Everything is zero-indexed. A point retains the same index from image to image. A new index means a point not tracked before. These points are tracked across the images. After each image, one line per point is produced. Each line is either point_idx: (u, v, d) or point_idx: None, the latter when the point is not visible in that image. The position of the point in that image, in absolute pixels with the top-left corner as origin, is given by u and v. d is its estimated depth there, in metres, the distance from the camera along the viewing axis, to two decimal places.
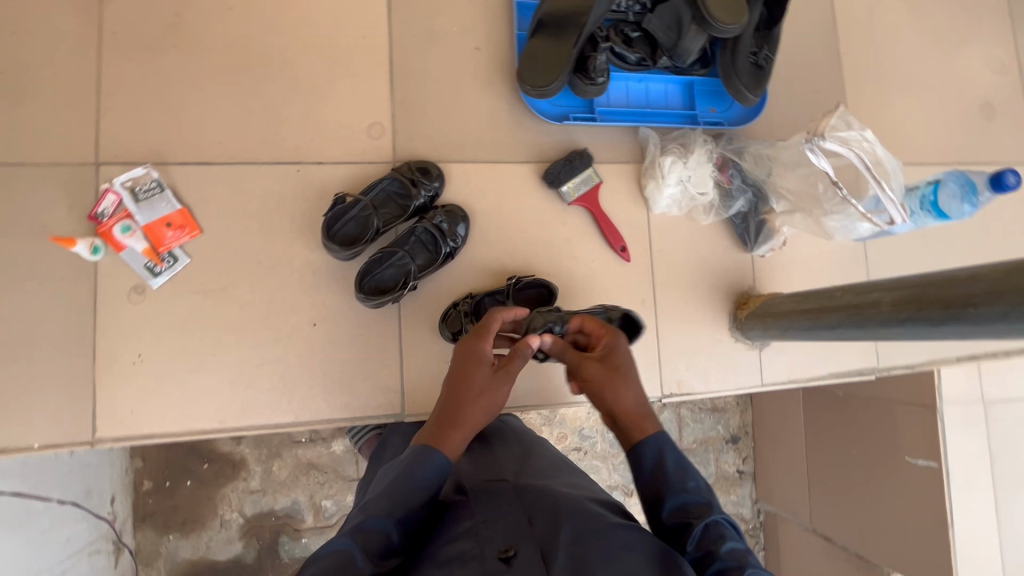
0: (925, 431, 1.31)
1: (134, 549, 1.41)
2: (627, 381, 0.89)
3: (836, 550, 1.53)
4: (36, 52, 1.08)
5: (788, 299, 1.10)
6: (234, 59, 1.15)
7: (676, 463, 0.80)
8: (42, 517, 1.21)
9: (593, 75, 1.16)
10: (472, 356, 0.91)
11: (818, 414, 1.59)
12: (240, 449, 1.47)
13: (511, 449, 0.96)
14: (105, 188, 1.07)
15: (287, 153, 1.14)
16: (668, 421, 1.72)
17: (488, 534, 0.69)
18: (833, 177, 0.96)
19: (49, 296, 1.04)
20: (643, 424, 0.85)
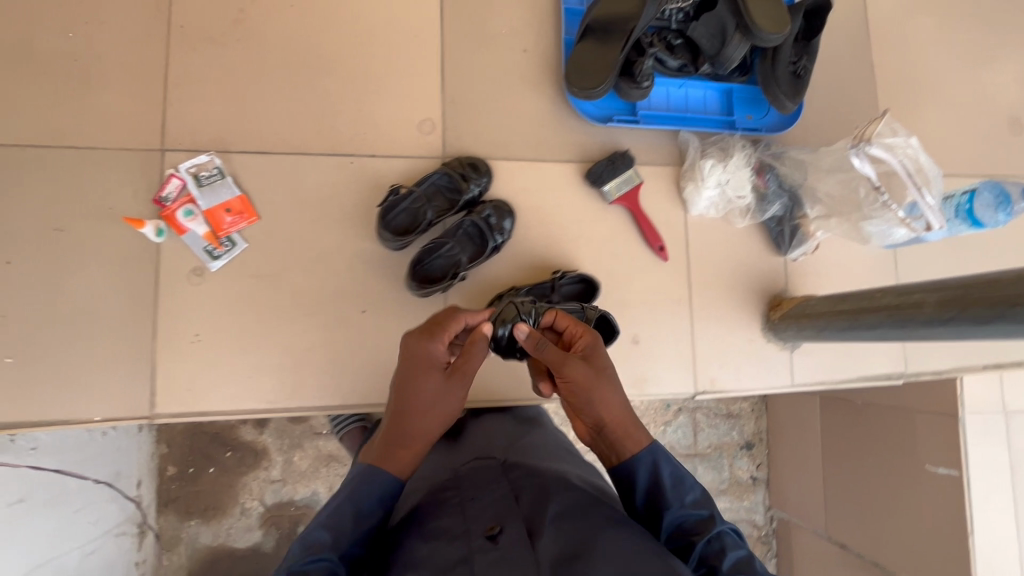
0: (946, 441, 1.32)
1: (158, 533, 1.43)
2: (610, 384, 0.85)
3: (851, 559, 1.54)
4: (108, 41, 1.13)
5: (823, 300, 1.13)
6: (294, 54, 1.20)
7: (671, 477, 0.80)
8: (79, 496, 1.28)
9: (638, 79, 1.20)
10: (425, 361, 0.85)
11: (834, 421, 1.60)
12: (262, 439, 1.49)
13: (500, 439, 1.02)
14: (169, 173, 1.11)
15: (343, 146, 1.18)
16: (683, 425, 1.74)
17: (477, 514, 0.73)
18: (875, 182, 1.05)
19: (113, 275, 1.08)
20: (630, 437, 0.83)
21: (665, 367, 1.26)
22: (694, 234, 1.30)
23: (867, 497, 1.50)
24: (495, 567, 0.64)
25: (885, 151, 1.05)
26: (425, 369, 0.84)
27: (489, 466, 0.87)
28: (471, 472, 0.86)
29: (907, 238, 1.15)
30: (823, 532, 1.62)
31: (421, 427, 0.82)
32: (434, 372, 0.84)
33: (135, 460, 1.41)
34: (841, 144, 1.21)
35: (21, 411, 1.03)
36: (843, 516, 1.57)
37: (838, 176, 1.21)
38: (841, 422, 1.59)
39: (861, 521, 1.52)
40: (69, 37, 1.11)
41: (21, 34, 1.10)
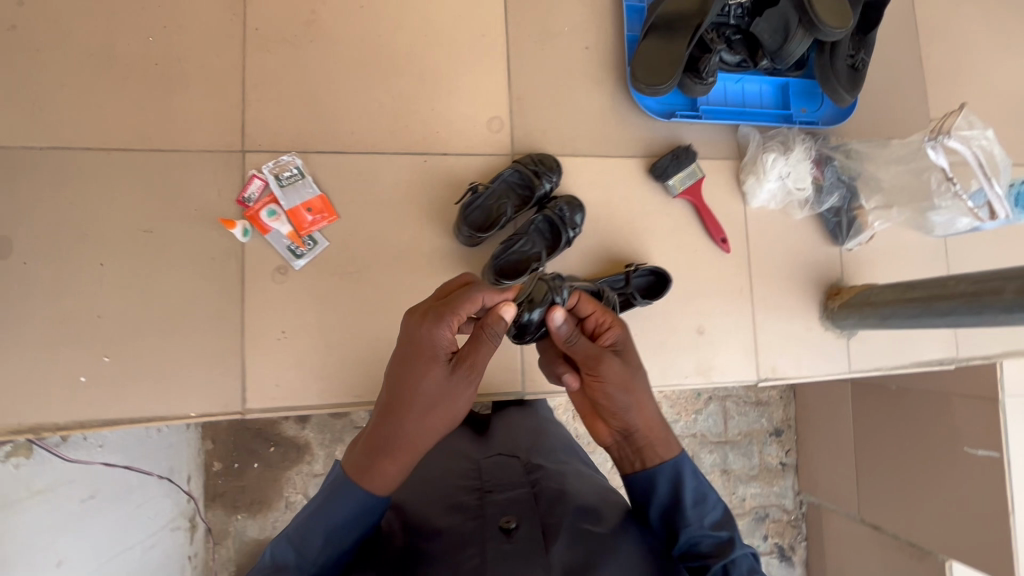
0: (984, 423, 1.36)
1: (207, 526, 1.46)
2: (641, 388, 0.85)
3: (887, 539, 1.58)
4: (187, 45, 1.15)
5: (888, 289, 1.17)
6: (365, 54, 1.22)
7: (693, 495, 0.82)
8: (137, 491, 1.32)
9: (703, 75, 1.22)
10: (429, 351, 0.78)
11: (868, 406, 1.64)
12: (305, 433, 1.52)
13: (523, 439, 1.08)
14: (252, 174, 1.14)
15: (417, 145, 1.21)
16: (714, 414, 1.76)
17: (497, 508, 0.81)
18: (948, 173, 1.13)
19: (202, 274, 1.11)
20: (657, 445, 0.84)
21: (729, 356, 1.30)
22: (754, 225, 1.33)
23: (899, 479, 1.54)
24: (506, 557, 0.71)
25: (963, 142, 1.12)
26: (429, 363, 0.78)
27: (512, 466, 0.95)
28: (493, 469, 0.93)
29: (971, 226, 1.19)
30: (855, 514, 1.66)
31: (417, 432, 0.79)
32: (436, 365, 0.79)
33: (187, 456, 1.45)
34: (917, 136, 1.22)
35: (119, 408, 1.06)
36: (877, 498, 1.61)
37: (900, 167, 1.24)
38: (876, 406, 1.62)
39: (894, 503, 1.56)
40: (150, 42, 1.14)
41: (104, 39, 1.12)
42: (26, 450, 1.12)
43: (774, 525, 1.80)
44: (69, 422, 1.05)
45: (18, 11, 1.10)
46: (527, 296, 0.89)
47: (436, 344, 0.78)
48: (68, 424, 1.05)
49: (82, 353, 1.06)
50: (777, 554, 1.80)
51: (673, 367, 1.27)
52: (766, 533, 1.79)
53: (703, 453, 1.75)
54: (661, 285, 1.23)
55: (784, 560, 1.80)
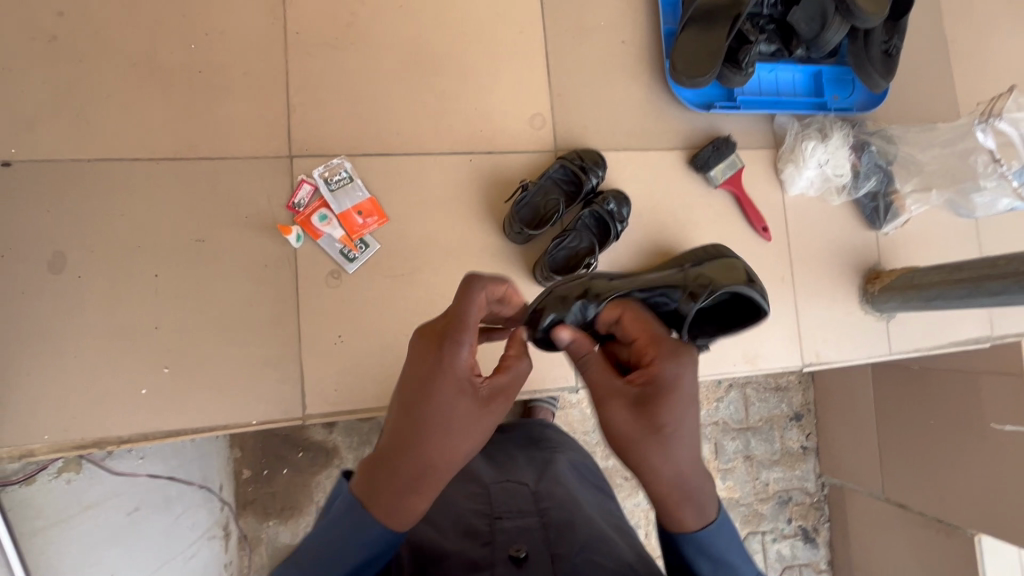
0: (1013, 399, 1.39)
1: (242, 534, 1.39)
2: (672, 448, 0.60)
3: (912, 516, 1.62)
4: (229, 51, 1.14)
5: (934, 271, 1.19)
6: (405, 55, 1.21)
7: (714, 571, 0.65)
8: (176, 502, 1.31)
9: (742, 66, 1.22)
10: (450, 381, 0.62)
11: (896, 387, 1.66)
12: (333, 438, 1.43)
13: (536, 458, 1.07)
14: (301, 178, 1.14)
15: (462, 144, 1.21)
16: (735, 400, 1.77)
17: (506, 539, 0.80)
18: (994, 155, 1.18)
19: (256, 281, 1.11)
20: (680, 510, 0.62)
21: (773, 343, 1.31)
22: (792, 212, 1.35)
23: (926, 457, 1.57)
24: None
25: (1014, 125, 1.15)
26: (451, 396, 0.62)
27: (522, 489, 0.93)
28: (503, 495, 0.92)
29: (1013, 207, 1.19)
30: (878, 493, 1.69)
31: (441, 472, 0.62)
32: (460, 394, 0.62)
33: (217, 465, 1.38)
34: (965, 120, 1.23)
35: (179, 419, 1.06)
36: (903, 476, 1.64)
37: (942, 150, 1.26)
38: (900, 387, 1.64)
39: (921, 481, 1.59)
40: (191, 49, 1.13)
41: (146, 48, 1.11)
42: (76, 465, 1.22)
43: (797, 508, 1.80)
44: (132, 435, 1.04)
45: (59, 22, 1.09)
46: (544, 300, 0.79)
47: (453, 371, 0.63)
48: (130, 437, 1.04)
49: (140, 364, 1.05)
50: (801, 536, 1.80)
51: (721, 356, 1.28)
52: (789, 517, 1.79)
53: (726, 440, 1.76)
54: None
55: (808, 542, 1.80)
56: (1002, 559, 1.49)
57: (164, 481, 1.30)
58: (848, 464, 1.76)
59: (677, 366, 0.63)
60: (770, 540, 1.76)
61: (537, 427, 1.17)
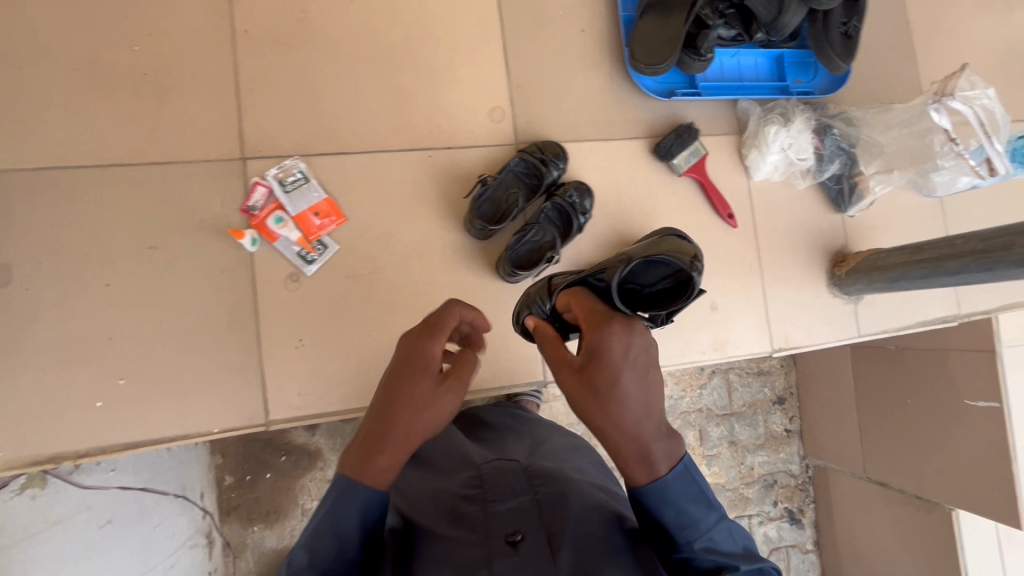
0: (985, 375, 1.40)
1: (226, 541, 1.38)
2: (604, 407, 0.64)
3: (893, 494, 1.63)
4: (176, 52, 1.11)
5: (896, 252, 1.19)
6: (359, 50, 1.19)
7: (676, 520, 0.67)
8: (154, 513, 1.32)
9: (702, 51, 1.21)
10: (421, 361, 0.69)
11: (873, 368, 1.66)
12: (316, 440, 1.45)
13: (522, 441, 1.03)
14: (255, 180, 1.11)
15: (420, 140, 1.19)
16: (718, 387, 1.77)
17: (499, 518, 0.76)
18: (949, 134, 1.20)
19: (212, 287, 1.08)
20: (634, 469, 0.65)
21: (743, 329, 1.31)
22: (757, 198, 1.34)
23: (905, 436, 1.59)
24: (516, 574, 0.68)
25: (965, 104, 1.17)
26: (420, 374, 0.68)
27: (511, 467, 0.87)
28: (495, 475, 0.85)
29: (972, 184, 1.22)
30: (860, 472, 1.70)
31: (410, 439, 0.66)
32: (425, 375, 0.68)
33: (197, 473, 1.38)
34: (919, 100, 1.24)
35: (138, 430, 1.04)
36: (882, 455, 1.65)
37: (900, 131, 1.26)
38: (878, 369, 1.65)
39: (900, 459, 1.60)
40: (135, 51, 1.09)
41: (88, 52, 1.08)
42: (41, 480, 1.23)
43: (783, 490, 1.81)
44: (90, 449, 1.02)
45: None
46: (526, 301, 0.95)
47: (423, 353, 0.69)
48: (87, 451, 1.02)
49: (94, 377, 1.03)
50: (787, 517, 1.81)
51: (691, 344, 1.28)
52: (775, 499, 1.80)
53: (710, 426, 1.76)
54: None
55: (794, 523, 1.82)
56: (980, 531, 1.50)
57: (136, 491, 1.30)
58: (830, 445, 1.77)
59: (607, 334, 0.66)
60: (757, 523, 1.76)
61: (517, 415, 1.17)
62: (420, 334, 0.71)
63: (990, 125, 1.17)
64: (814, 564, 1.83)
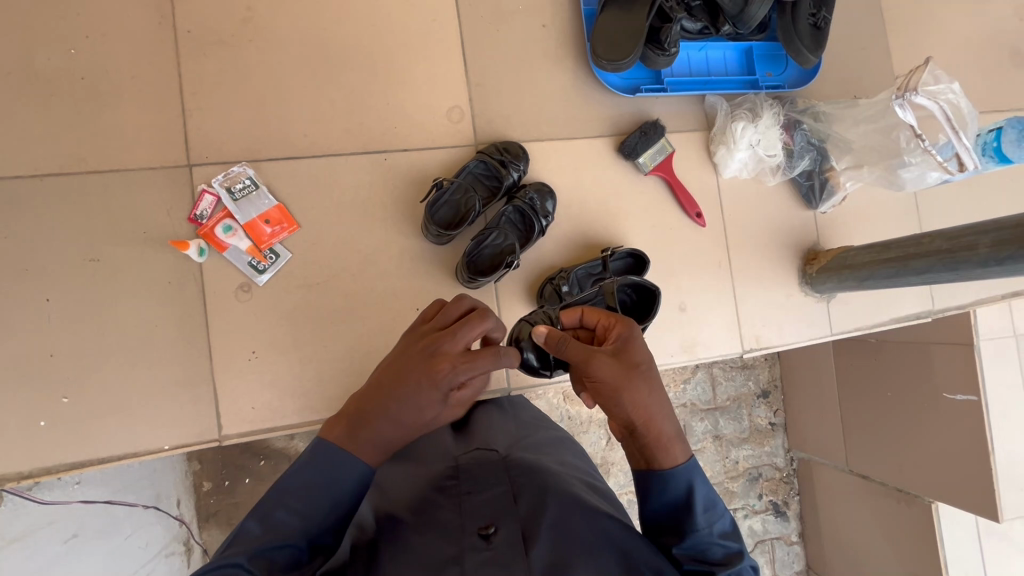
0: (963, 369, 1.38)
1: (204, 548, 1.35)
2: (648, 385, 0.73)
3: (874, 487, 1.62)
4: (114, 54, 1.06)
5: (864, 251, 1.17)
6: (309, 50, 1.14)
7: (703, 500, 0.70)
8: (124, 525, 1.29)
9: (666, 46, 1.17)
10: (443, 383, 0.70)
11: (851, 363, 1.65)
12: (296, 443, 1.40)
13: (506, 428, 0.97)
14: (202, 188, 1.07)
15: (375, 143, 1.15)
16: (702, 381, 1.75)
17: (474, 511, 0.72)
18: (916, 129, 1.13)
19: (159, 300, 1.05)
20: (671, 446, 0.71)
21: (714, 330, 1.29)
22: (728, 194, 1.31)
23: (885, 431, 1.57)
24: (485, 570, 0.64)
25: (929, 97, 1.11)
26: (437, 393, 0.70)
27: (490, 457, 0.84)
28: (472, 465, 0.81)
29: (942, 178, 1.18)
30: (842, 465, 1.69)
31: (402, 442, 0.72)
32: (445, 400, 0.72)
33: (173, 480, 1.34)
34: (884, 95, 1.20)
35: (85, 449, 1.01)
36: (862, 449, 1.64)
37: (869, 126, 1.22)
38: (858, 364, 1.64)
39: (880, 453, 1.59)
40: (71, 54, 1.05)
41: (20, 56, 1.03)
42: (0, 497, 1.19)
43: (767, 484, 1.80)
44: (34, 469, 0.99)
45: None
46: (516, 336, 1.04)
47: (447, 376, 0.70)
48: (32, 471, 0.99)
49: (37, 395, 0.99)
50: (772, 510, 1.80)
51: (660, 346, 1.25)
52: (760, 492, 1.79)
53: (695, 421, 1.74)
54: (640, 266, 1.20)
55: (779, 516, 1.81)
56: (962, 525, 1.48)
57: (102, 503, 1.27)
58: (814, 438, 1.76)
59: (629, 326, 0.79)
60: (742, 517, 1.75)
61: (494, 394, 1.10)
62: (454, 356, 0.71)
63: (956, 119, 1.13)
64: (798, 557, 1.83)
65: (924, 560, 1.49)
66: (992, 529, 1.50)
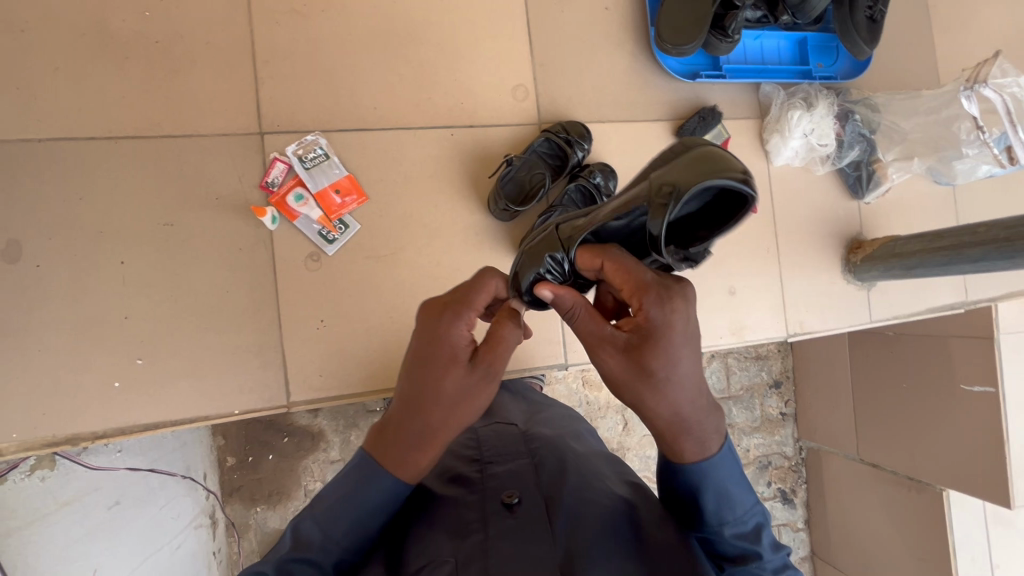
0: (983, 361, 1.39)
1: (229, 521, 1.38)
2: (662, 389, 0.59)
3: (885, 475, 1.64)
4: (187, 20, 1.06)
5: (915, 239, 1.20)
6: (377, 22, 1.14)
7: (715, 499, 0.63)
8: (161, 493, 1.23)
9: (729, 32, 1.18)
10: (444, 346, 0.66)
11: (868, 354, 1.67)
12: (318, 422, 1.42)
13: (518, 407, 1.04)
14: (273, 156, 1.08)
15: (441, 118, 1.16)
16: (716, 370, 1.74)
17: (496, 481, 0.74)
18: (977, 122, 1.20)
19: (231, 265, 1.06)
20: (682, 446, 0.61)
21: (760, 315, 1.32)
22: (777, 182, 1.34)
23: (900, 422, 1.58)
24: (510, 536, 0.65)
25: (997, 91, 1.16)
26: (449, 364, 0.66)
27: (509, 433, 0.89)
28: (491, 438, 0.87)
29: (992, 172, 1.24)
30: (854, 455, 1.71)
31: (431, 432, 0.66)
32: (456, 364, 0.66)
33: (200, 454, 1.35)
34: (950, 86, 1.24)
35: (156, 411, 1.02)
36: (876, 438, 1.65)
37: (925, 118, 1.26)
38: (876, 356, 1.64)
39: (892, 442, 1.60)
40: (146, 17, 1.04)
41: (96, 17, 1.03)
42: (49, 461, 1.09)
43: (777, 471, 1.83)
44: (107, 430, 1.00)
45: None
46: (520, 262, 0.79)
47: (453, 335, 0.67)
48: (105, 432, 1.00)
49: (112, 356, 1.00)
50: (780, 497, 1.83)
51: (709, 328, 1.29)
52: (769, 480, 1.82)
53: None
54: (729, 215, 0.60)
55: (787, 503, 1.84)
56: (969, 513, 1.51)
57: (143, 472, 1.20)
58: (826, 428, 1.77)
59: (665, 310, 0.60)
60: None
61: (512, 386, 1.15)
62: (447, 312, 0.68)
63: (1018, 114, 1.16)
64: (804, 543, 1.86)
65: (931, 546, 1.52)
66: (1000, 516, 1.53)
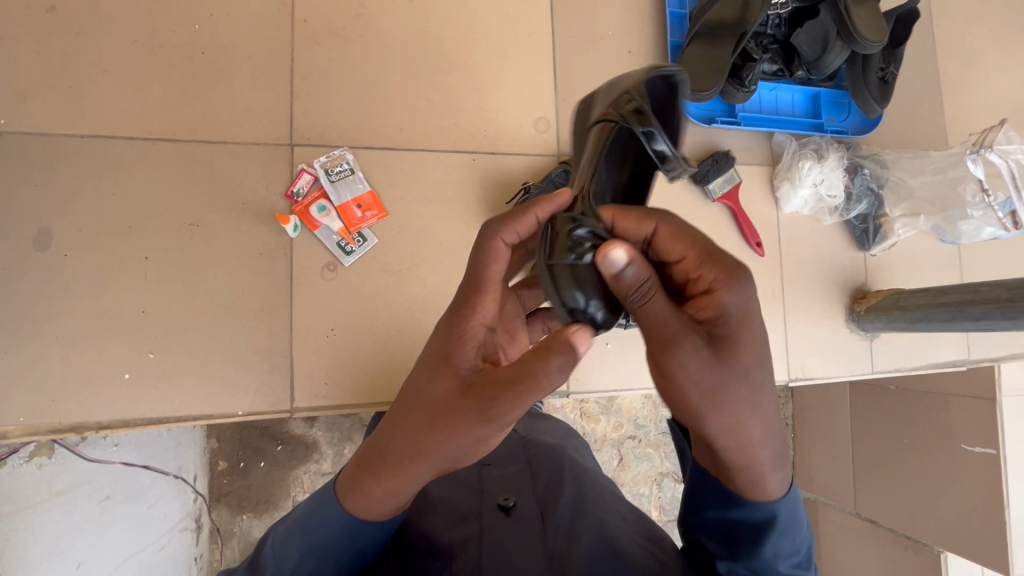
0: (984, 422, 1.38)
1: (214, 527, 1.33)
2: (749, 396, 0.52)
3: (883, 533, 1.60)
4: (234, 34, 1.12)
5: (919, 293, 1.22)
6: (410, 48, 1.20)
7: (781, 531, 0.59)
8: (149, 492, 1.20)
9: (746, 83, 1.24)
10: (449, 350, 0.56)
11: (869, 406, 1.65)
12: (312, 432, 1.38)
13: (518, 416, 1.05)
14: (301, 167, 1.12)
15: (463, 142, 1.21)
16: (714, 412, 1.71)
17: (495, 486, 0.76)
18: (982, 185, 1.25)
19: (249, 268, 1.08)
20: (768, 477, 0.56)
21: None
22: (785, 229, 1.37)
23: (898, 477, 1.56)
24: (504, 537, 0.67)
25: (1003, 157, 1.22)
26: (438, 369, 0.56)
27: (509, 437, 0.91)
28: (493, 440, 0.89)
29: (995, 235, 1.28)
30: (852, 509, 1.69)
31: (407, 468, 0.56)
32: (449, 375, 0.55)
33: (193, 455, 1.32)
34: (956, 149, 1.30)
35: (162, 406, 1.03)
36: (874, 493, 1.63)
37: (932, 177, 1.31)
38: (876, 409, 1.63)
39: (890, 499, 1.57)
40: (195, 29, 1.10)
41: (147, 26, 1.09)
42: (49, 448, 1.07)
43: None
44: (112, 421, 1.01)
45: None
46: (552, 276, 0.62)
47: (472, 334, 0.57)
48: (110, 423, 1.01)
49: (125, 349, 1.02)
50: None
51: None
52: None
53: None
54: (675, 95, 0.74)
55: None
56: None
57: (137, 468, 1.19)
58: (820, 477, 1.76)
59: (742, 297, 0.53)
60: None
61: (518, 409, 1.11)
62: (461, 305, 0.58)
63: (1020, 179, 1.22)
64: None
65: None
66: None
